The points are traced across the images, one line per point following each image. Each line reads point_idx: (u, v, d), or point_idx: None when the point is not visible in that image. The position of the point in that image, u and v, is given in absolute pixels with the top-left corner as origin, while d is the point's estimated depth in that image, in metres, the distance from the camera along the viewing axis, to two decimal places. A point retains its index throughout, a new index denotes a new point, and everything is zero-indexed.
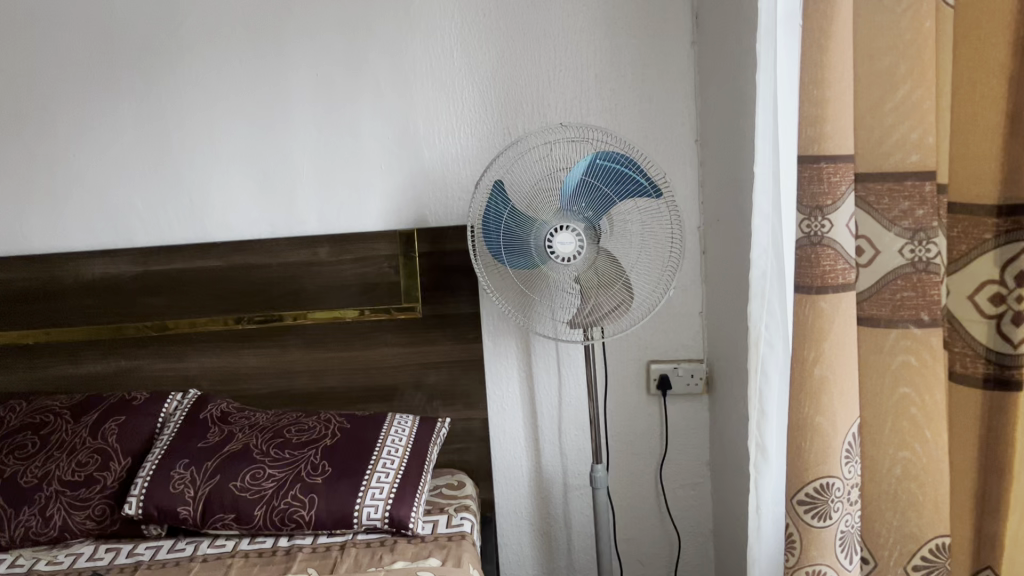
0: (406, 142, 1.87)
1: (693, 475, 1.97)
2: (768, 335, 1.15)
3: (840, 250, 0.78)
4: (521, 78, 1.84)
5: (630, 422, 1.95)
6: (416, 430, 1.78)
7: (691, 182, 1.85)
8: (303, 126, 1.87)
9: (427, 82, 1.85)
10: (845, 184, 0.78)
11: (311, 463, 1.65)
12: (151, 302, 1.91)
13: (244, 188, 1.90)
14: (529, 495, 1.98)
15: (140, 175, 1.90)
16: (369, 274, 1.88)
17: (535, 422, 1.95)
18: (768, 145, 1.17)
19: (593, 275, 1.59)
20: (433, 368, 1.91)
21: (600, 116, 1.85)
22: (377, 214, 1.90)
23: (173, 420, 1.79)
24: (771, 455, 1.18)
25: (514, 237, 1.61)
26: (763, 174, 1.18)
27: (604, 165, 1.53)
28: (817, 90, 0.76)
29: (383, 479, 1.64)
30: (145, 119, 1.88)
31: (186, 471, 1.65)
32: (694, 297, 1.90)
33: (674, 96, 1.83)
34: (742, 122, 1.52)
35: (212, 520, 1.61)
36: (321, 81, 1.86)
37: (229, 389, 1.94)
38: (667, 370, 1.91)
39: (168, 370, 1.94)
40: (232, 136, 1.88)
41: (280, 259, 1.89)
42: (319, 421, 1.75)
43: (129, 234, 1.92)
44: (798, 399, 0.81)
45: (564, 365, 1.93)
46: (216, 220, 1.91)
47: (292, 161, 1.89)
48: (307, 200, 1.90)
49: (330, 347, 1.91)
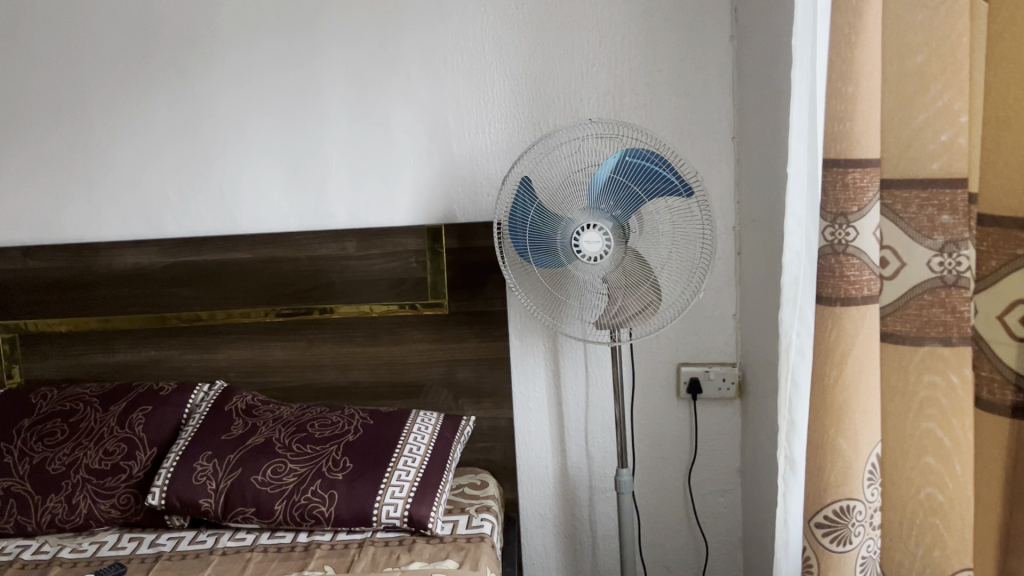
0: (436, 135, 1.85)
1: (722, 482, 1.92)
2: (799, 344, 1.11)
3: (867, 260, 0.73)
4: (553, 72, 1.80)
5: (659, 425, 1.91)
6: (439, 428, 1.76)
7: (727, 182, 1.80)
8: (334, 117, 1.86)
9: (458, 74, 1.82)
10: (872, 190, 0.73)
11: (332, 459, 1.64)
12: (180, 293, 1.91)
13: (274, 180, 1.89)
14: (554, 496, 1.95)
15: (173, 167, 1.91)
16: (396, 269, 1.87)
17: (562, 423, 1.92)
18: (803, 145, 1.12)
19: (620, 275, 1.56)
20: (459, 365, 1.89)
21: (634, 111, 1.80)
22: (406, 209, 1.88)
23: (198, 411, 1.79)
24: (799, 468, 1.14)
25: (541, 236, 1.58)
26: (796, 176, 1.13)
27: (633, 162, 1.49)
28: (845, 88, 0.71)
29: (404, 477, 1.63)
30: (178, 110, 1.89)
31: (210, 463, 1.66)
32: (727, 298, 1.84)
33: (710, 92, 1.78)
34: (778, 122, 1.48)
35: (233, 514, 1.61)
36: (352, 73, 1.84)
37: (256, 381, 1.94)
38: (698, 374, 1.86)
39: (196, 361, 1.94)
40: (263, 126, 1.88)
41: (308, 252, 1.88)
42: (343, 417, 1.74)
43: (160, 225, 1.93)
44: (815, 413, 0.78)
45: (592, 366, 1.89)
46: (246, 212, 1.91)
47: (324, 153, 1.87)
48: (337, 194, 1.89)
49: (356, 342, 1.90)
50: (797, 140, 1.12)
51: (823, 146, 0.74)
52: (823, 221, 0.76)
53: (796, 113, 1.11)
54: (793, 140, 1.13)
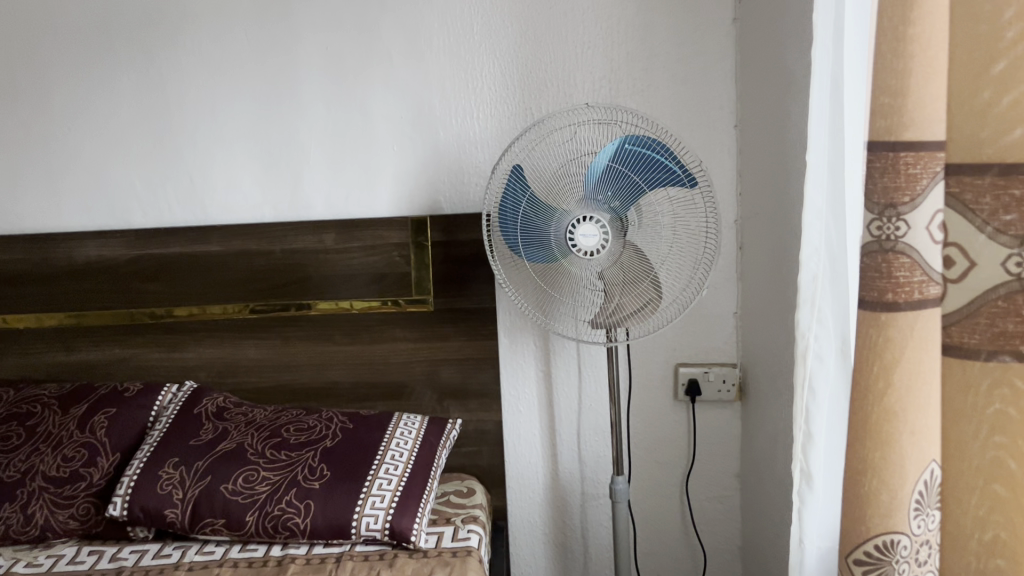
0: (419, 121, 1.74)
1: (721, 488, 1.83)
2: (818, 348, 1.03)
3: (919, 259, 0.64)
4: (545, 54, 1.69)
5: (655, 429, 1.81)
6: (423, 433, 1.66)
7: (729, 172, 1.70)
8: (312, 102, 1.74)
9: (444, 57, 1.71)
10: (928, 177, 0.62)
11: (308, 466, 1.53)
12: (146, 288, 1.80)
13: (248, 168, 1.78)
14: (544, 503, 1.85)
15: (139, 155, 1.79)
16: (378, 263, 1.76)
17: (553, 425, 1.82)
18: (824, 130, 1.01)
19: (619, 271, 1.46)
20: (444, 365, 1.78)
21: (631, 97, 1.70)
22: (389, 199, 1.77)
23: (165, 413, 1.68)
24: (817, 482, 1.04)
25: (534, 229, 1.48)
26: (816, 165, 1.03)
27: (632, 150, 1.39)
28: (895, 60, 0.61)
29: (385, 486, 1.52)
30: (144, 95, 1.77)
31: (176, 470, 1.54)
32: (727, 295, 1.75)
33: (712, 76, 1.67)
34: (789, 109, 1.38)
35: (201, 525, 1.50)
36: (330, 55, 1.73)
37: (228, 382, 1.82)
38: (697, 375, 1.76)
39: (164, 360, 1.83)
40: (235, 111, 1.76)
41: (284, 245, 1.76)
42: (320, 421, 1.64)
43: (125, 216, 1.81)
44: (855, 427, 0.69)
45: (585, 366, 1.79)
46: (217, 203, 1.80)
47: (300, 140, 1.76)
48: (315, 183, 1.77)
49: (335, 341, 1.79)
50: (817, 126, 1.02)
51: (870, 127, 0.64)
52: (868, 213, 0.66)
53: (816, 96, 1.01)
54: (812, 127, 1.02)
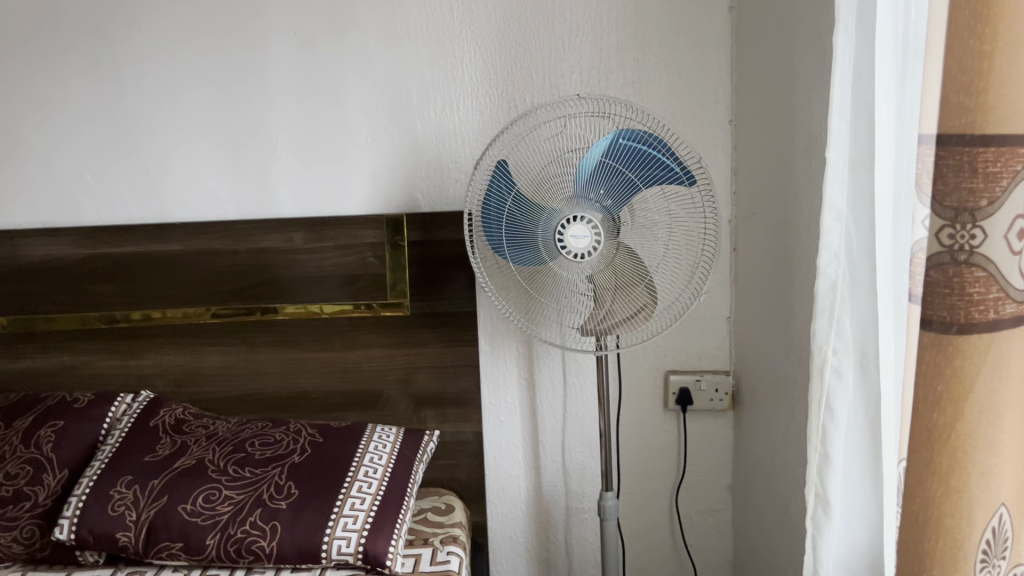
0: (397, 112, 1.62)
1: (713, 501, 1.74)
2: (837, 362, 0.94)
3: (995, 272, 0.58)
4: (530, 42, 1.59)
5: (643, 440, 1.72)
6: (398, 447, 1.56)
7: (724, 169, 1.61)
8: (281, 90, 1.62)
9: (423, 45, 1.60)
10: (1008, 178, 0.57)
11: (274, 484, 1.42)
12: (98, 290, 1.66)
13: (210, 161, 1.65)
14: (526, 518, 1.76)
15: (90, 146, 1.66)
16: (351, 265, 1.64)
17: (536, 437, 1.72)
18: (847, 123, 0.91)
19: (611, 275, 1.36)
20: (421, 373, 1.67)
21: (622, 89, 1.60)
22: (363, 196, 1.66)
23: (119, 426, 1.55)
24: (834, 509, 0.95)
25: (519, 228, 1.38)
26: (836, 163, 0.92)
27: (627, 146, 1.29)
28: (978, 41, 0.56)
29: (358, 506, 1.41)
30: (97, 82, 1.63)
31: (129, 490, 1.42)
32: (721, 299, 1.66)
33: (708, 68, 1.58)
34: (794, 106, 1.31)
35: (156, 550, 1.38)
36: (301, 41, 1.61)
37: (187, 391, 1.70)
38: (688, 384, 1.67)
39: (117, 368, 1.69)
40: (195, 100, 1.63)
41: (249, 244, 1.64)
42: (287, 435, 1.53)
43: (76, 212, 1.68)
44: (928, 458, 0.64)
45: (570, 374, 1.69)
46: (176, 198, 1.67)
47: (267, 132, 1.64)
48: (284, 178, 1.65)
49: (304, 347, 1.67)
50: (840, 119, 0.91)
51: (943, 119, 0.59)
52: (936, 220, 0.60)
53: (838, 85, 0.90)
54: (833, 120, 0.91)
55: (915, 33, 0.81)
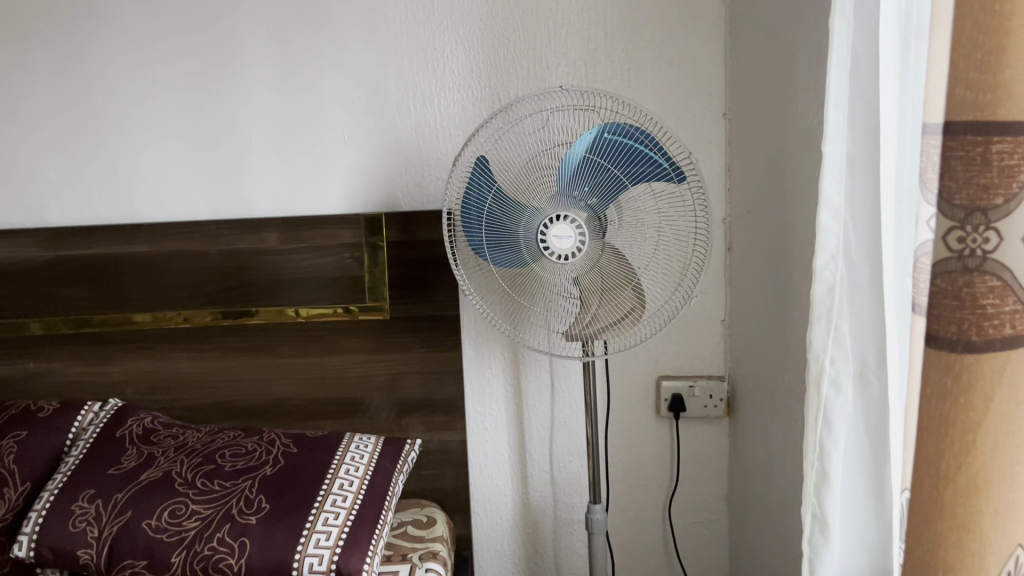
0: (375, 107, 1.55)
1: (708, 512, 1.67)
2: (835, 372, 0.86)
3: (1011, 281, 0.53)
4: (514, 33, 1.52)
5: (635, 448, 1.65)
6: (376, 457, 1.49)
7: (717, 165, 1.54)
8: (254, 84, 1.55)
9: (402, 35, 1.52)
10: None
11: (244, 498, 1.35)
12: (65, 294, 1.59)
13: (181, 159, 1.58)
14: (514, 529, 1.69)
15: (55, 143, 1.59)
16: (328, 266, 1.57)
17: (523, 445, 1.65)
18: (844, 115, 0.84)
19: (596, 277, 1.29)
20: (402, 379, 1.60)
21: (610, 82, 1.52)
22: (341, 194, 1.58)
23: (84, 437, 1.49)
24: (833, 531, 0.88)
25: (500, 229, 1.31)
26: (833, 158, 0.85)
27: (612, 141, 1.22)
28: (992, 21, 0.51)
29: (332, 521, 1.34)
30: (61, 76, 1.56)
31: (91, 505, 1.35)
32: (715, 301, 1.58)
33: (700, 59, 1.51)
34: (790, 98, 1.23)
35: (119, 568, 1.30)
36: (275, 31, 1.53)
37: (159, 399, 1.63)
38: (681, 390, 1.60)
39: (86, 375, 1.62)
40: (165, 94, 1.56)
41: (221, 246, 1.57)
42: (260, 445, 1.46)
43: (41, 212, 1.61)
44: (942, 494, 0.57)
45: (558, 380, 1.62)
46: (145, 197, 1.60)
47: (240, 127, 1.56)
48: (258, 176, 1.58)
49: (281, 353, 1.60)
50: (836, 110, 0.84)
51: (954, 108, 0.54)
52: (944, 222, 0.55)
53: (835, 72, 0.83)
54: (830, 111, 0.84)
55: (919, 12, 0.74)
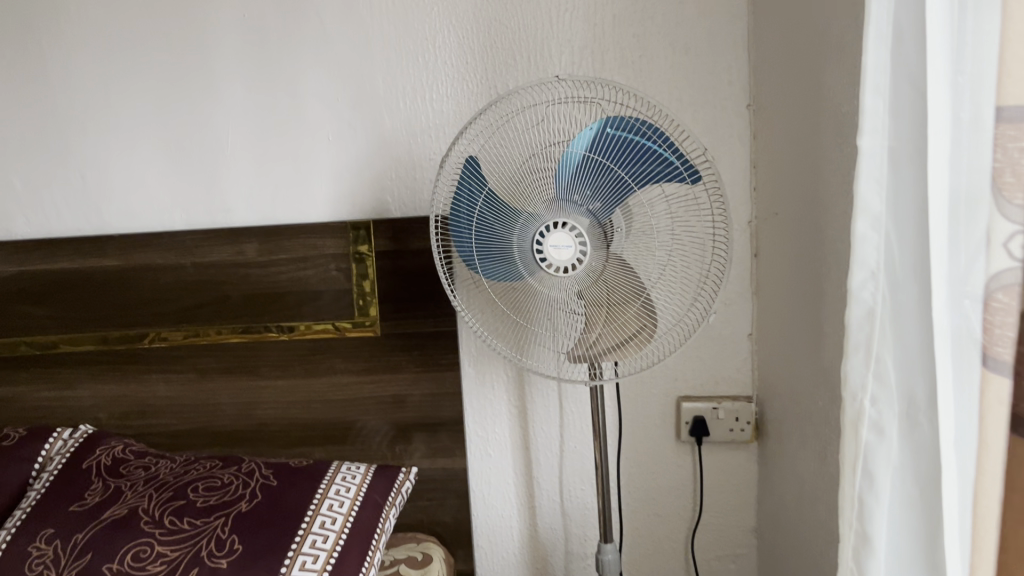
0: (361, 104, 1.41)
1: (735, 546, 1.51)
2: (874, 412, 0.70)
3: None
4: (512, 20, 1.37)
5: (652, 476, 1.50)
6: (365, 490, 1.35)
7: (740, 161, 1.38)
8: (228, 81, 1.42)
9: (388, 25, 1.38)
10: None
11: (215, 538, 1.21)
12: (32, 312, 1.48)
13: (153, 165, 1.46)
14: (521, 562, 1.55)
15: (20, 150, 1.48)
16: (311, 279, 1.44)
17: (530, 472, 1.51)
18: (884, 101, 0.67)
19: (601, 290, 1.14)
20: (394, 403, 1.46)
21: (620, 71, 1.37)
22: (325, 200, 1.45)
23: (49, 467, 1.38)
24: None
25: (491, 237, 1.16)
26: (869, 153, 0.68)
27: (615, 137, 1.06)
28: None
29: (310, 564, 1.20)
30: (23, 76, 1.45)
31: (49, 546, 1.23)
32: (742, 312, 1.42)
33: (719, 43, 1.35)
34: (822, 82, 1.07)
35: None
36: (249, 23, 1.40)
37: (135, 423, 1.51)
38: (703, 412, 1.44)
39: (57, 399, 1.52)
40: (133, 95, 1.44)
41: (195, 258, 1.44)
42: (237, 477, 1.33)
43: (6, 223, 1.50)
44: None
45: (567, 401, 1.47)
46: (116, 206, 1.48)
47: (215, 129, 1.44)
48: (235, 182, 1.45)
49: (263, 375, 1.48)
50: (874, 95, 0.67)
51: None
52: None
53: (872, 49, 0.67)
54: (867, 94, 0.68)
55: None
